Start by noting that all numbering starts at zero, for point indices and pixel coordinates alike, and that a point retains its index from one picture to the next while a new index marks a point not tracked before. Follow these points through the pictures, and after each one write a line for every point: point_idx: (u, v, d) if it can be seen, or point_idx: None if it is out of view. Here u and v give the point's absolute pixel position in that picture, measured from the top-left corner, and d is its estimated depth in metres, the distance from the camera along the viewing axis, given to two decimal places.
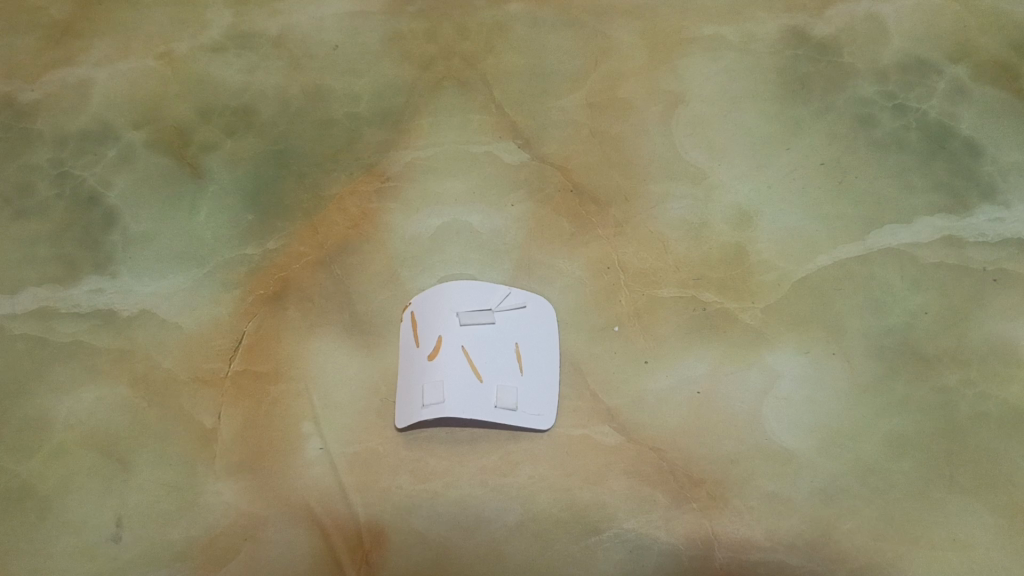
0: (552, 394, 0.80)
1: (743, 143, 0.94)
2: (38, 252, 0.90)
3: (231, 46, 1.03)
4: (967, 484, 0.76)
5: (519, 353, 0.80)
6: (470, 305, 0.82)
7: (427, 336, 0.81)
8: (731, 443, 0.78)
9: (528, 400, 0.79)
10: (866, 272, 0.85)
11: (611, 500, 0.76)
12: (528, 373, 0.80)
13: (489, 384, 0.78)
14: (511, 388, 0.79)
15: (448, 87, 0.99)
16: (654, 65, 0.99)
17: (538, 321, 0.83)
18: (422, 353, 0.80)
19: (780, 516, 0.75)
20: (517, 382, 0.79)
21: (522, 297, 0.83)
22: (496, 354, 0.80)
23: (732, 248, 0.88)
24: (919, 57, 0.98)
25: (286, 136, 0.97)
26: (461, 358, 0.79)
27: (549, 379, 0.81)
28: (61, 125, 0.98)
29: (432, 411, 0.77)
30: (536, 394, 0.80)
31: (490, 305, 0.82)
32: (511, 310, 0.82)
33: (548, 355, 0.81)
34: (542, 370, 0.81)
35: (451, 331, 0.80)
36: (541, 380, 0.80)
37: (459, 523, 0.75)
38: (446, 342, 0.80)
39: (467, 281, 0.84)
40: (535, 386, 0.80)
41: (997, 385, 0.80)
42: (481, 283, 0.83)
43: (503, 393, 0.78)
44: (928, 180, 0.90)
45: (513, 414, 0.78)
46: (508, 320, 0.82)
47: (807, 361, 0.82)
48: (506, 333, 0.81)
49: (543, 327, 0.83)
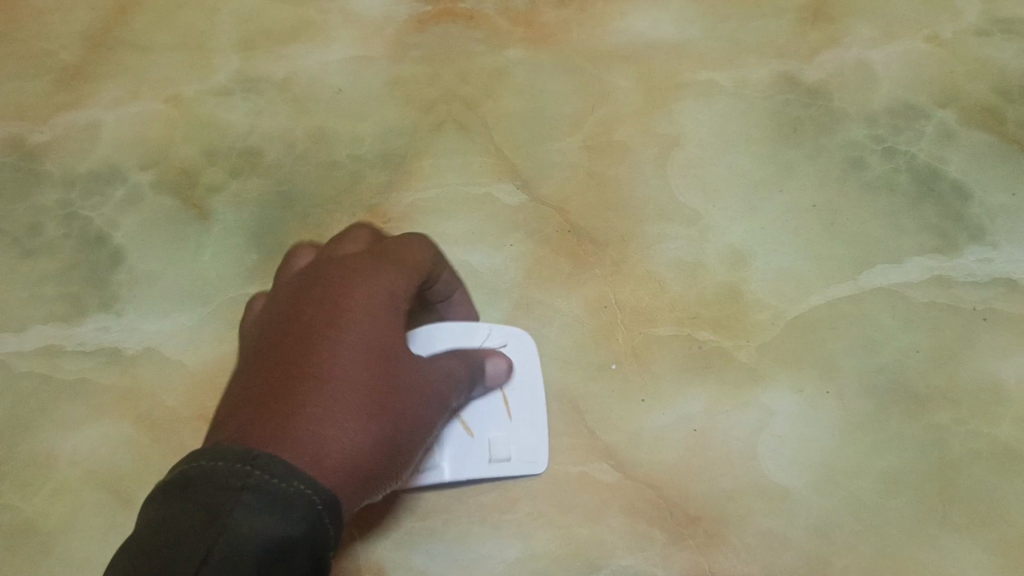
0: (541, 436, 0.82)
1: (736, 186, 0.95)
2: (45, 290, 0.93)
3: (238, 90, 1.03)
4: (959, 519, 0.79)
5: (507, 399, 0.81)
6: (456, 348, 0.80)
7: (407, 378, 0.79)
8: (728, 479, 0.81)
9: (518, 446, 0.81)
10: (857, 312, 0.87)
11: (609, 537, 0.79)
12: (517, 416, 0.81)
13: (482, 441, 0.80)
14: (502, 437, 0.80)
15: (448, 130, 0.99)
16: (650, 109, 0.99)
17: (521, 355, 0.83)
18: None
19: (777, 553, 0.78)
20: (506, 429, 0.81)
21: (502, 335, 0.83)
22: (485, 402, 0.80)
23: (727, 288, 0.89)
24: (906, 102, 0.97)
25: (290, 179, 0.98)
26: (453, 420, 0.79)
27: (536, 420, 0.82)
28: (69, 166, 1.00)
29: (431, 476, 0.78)
30: (527, 438, 0.81)
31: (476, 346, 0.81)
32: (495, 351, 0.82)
33: (532, 393, 0.82)
34: (532, 410, 0.82)
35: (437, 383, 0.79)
36: (530, 422, 0.82)
37: (460, 560, 0.79)
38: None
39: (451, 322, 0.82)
40: (525, 431, 0.81)
41: (988, 422, 0.82)
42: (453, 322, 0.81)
43: (498, 449, 0.80)
44: (917, 222, 0.91)
45: (508, 468, 0.80)
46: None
47: (800, 399, 0.84)
48: None
49: (526, 362, 0.83)
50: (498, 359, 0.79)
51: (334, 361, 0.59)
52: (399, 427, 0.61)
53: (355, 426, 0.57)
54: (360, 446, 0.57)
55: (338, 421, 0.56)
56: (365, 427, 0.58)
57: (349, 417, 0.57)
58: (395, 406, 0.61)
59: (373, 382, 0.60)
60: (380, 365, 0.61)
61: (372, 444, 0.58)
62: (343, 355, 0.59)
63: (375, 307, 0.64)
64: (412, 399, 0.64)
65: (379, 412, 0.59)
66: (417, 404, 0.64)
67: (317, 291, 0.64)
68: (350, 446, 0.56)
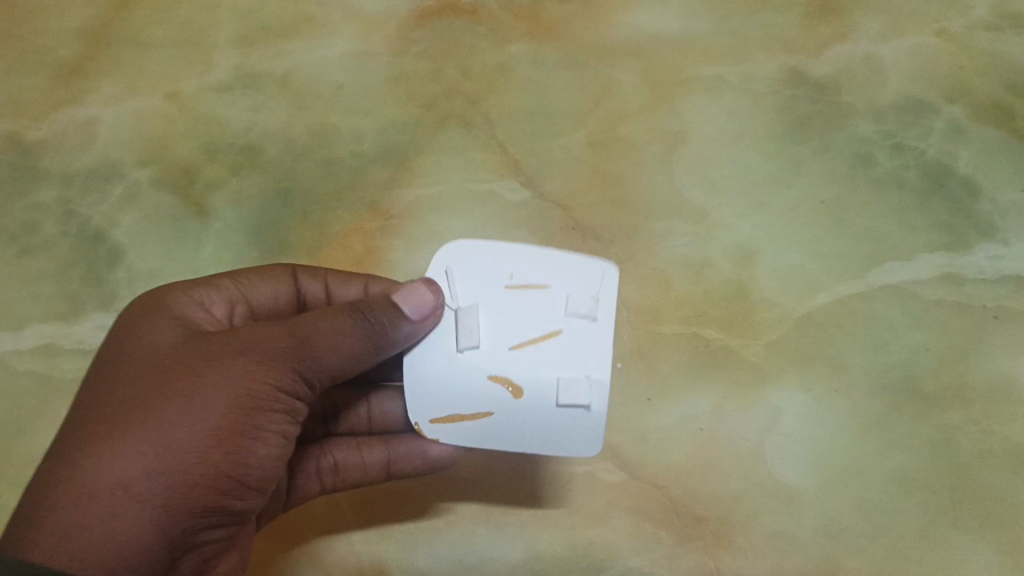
0: (550, 274, 0.73)
1: (743, 182, 0.93)
2: (43, 288, 0.92)
3: (238, 86, 1.02)
4: (969, 520, 0.77)
5: (543, 329, 0.71)
6: (457, 330, 0.71)
7: (426, 398, 0.70)
8: (736, 480, 0.79)
9: (555, 297, 0.72)
10: (866, 310, 0.86)
11: (613, 537, 0.79)
12: (529, 292, 0.72)
13: (548, 395, 0.69)
14: (544, 313, 0.72)
15: (450, 126, 0.98)
16: (655, 105, 0.97)
17: (532, 269, 0.73)
18: (448, 426, 0.70)
19: (784, 555, 0.77)
20: (537, 307, 0.72)
21: (443, 266, 0.73)
22: (522, 354, 0.70)
23: (733, 285, 0.88)
24: (915, 97, 0.96)
25: (290, 175, 0.97)
26: (505, 400, 0.70)
27: (531, 270, 0.73)
28: (67, 163, 0.99)
29: (592, 386, 0.69)
30: (592, 344, 0.70)
31: (477, 303, 0.72)
32: (465, 289, 0.73)
33: (506, 265, 0.73)
34: (581, 310, 0.71)
35: (461, 384, 0.70)
36: (537, 279, 0.73)
37: (462, 561, 0.79)
38: (470, 400, 0.70)
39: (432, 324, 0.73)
40: (584, 342, 0.71)
41: (999, 422, 0.81)
42: (445, 280, 0.73)
43: (572, 391, 0.69)
44: (926, 218, 0.90)
45: (598, 395, 0.69)
46: (505, 302, 0.72)
47: (809, 398, 0.82)
48: (492, 300, 0.72)
49: (544, 271, 0.73)
50: (403, 301, 0.69)
51: (129, 408, 0.60)
52: (210, 450, 0.60)
53: (133, 470, 0.57)
54: (145, 491, 0.57)
55: (114, 472, 0.57)
56: (145, 469, 0.57)
57: (132, 467, 0.57)
58: (200, 432, 0.59)
59: (172, 416, 0.59)
60: (175, 395, 0.60)
61: (162, 485, 0.57)
62: (139, 399, 0.60)
63: (130, 338, 0.66)
64: (233, 412, 0.61)
65: (178, 448, 0.58)
66: (242, 412, 0.61)
67: (122, 348, 0.65)
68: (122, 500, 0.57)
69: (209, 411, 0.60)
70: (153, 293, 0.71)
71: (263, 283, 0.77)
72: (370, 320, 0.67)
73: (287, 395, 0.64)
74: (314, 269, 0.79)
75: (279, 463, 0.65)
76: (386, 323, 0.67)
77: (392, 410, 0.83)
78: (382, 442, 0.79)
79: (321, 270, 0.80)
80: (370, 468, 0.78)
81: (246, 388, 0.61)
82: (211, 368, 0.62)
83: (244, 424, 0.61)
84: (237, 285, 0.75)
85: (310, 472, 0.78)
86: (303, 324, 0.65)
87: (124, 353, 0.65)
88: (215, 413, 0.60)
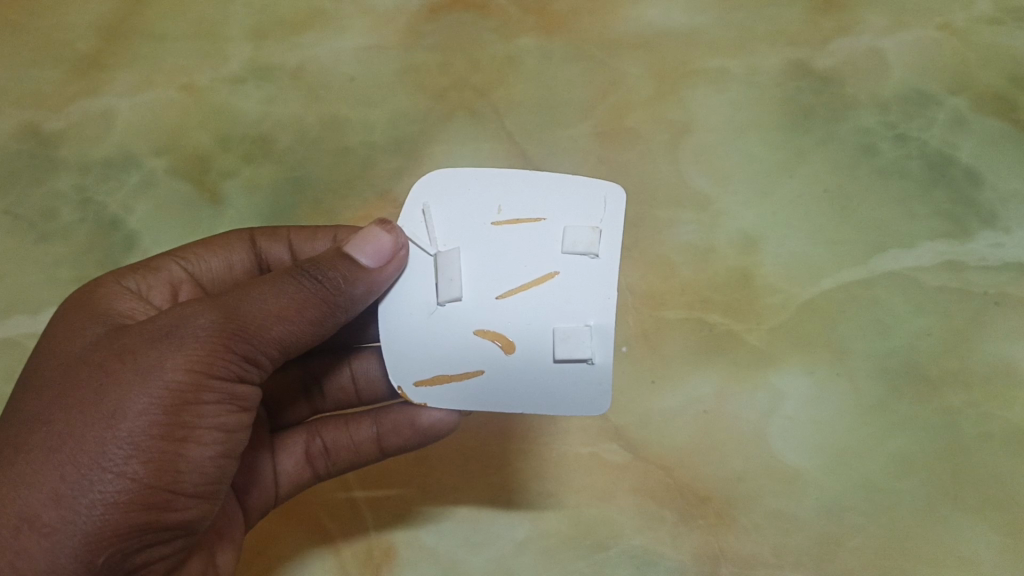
0: (543, 204, 0.67)
1: (747, 172, 0.94)
2: (60, 273, 0.95)
3: (252, 78, 1.04)
4: (970, 501, 0.78)
5: (536, 272, 0.65)
6: (437, 277, 0.65)
7: (406, 359, 0.65)
8: (740, 460, 0.81)
9: (547, 231, 0.66)
10: (868, 296, 0.87)
11: (617, 516, 0.80)
12: (518, 228, 0.66)
13: (544, 350, 0.63)
14: (535, 250, 0.65)
15: (459, 117, 1.00)
16: (661, 96, 0.99)
17: (523, 201, 0.67)
18: (435, 389, 0.65)
19: (787, 535, 0.78)
20: (525, 244, 0.66)
21: (420, 202, 0.68)
22: (511, 302, 0.64)
23: (737, 273, 0.89)
24: (918, 89, 0.97)
25: (302, 165, 0.99)
26: (495, 356, 0.64)
27: (519, 200, 0.67)
28: (84, 152, 1.01)
29: (590, 331, 0.63)
30: (594, 285, 0.64)
31: (459, 245, 0.66)
32: (444, 226, 0.67)
33: (489, 197, 0.67)
34: (580, 246, 0.64)
35: (442, 340, 0.64)
36: (524, 212, 0.67)
37: (470, 539, 0.81)
38: (456, 357, 0.64)
39: (407, 272, 0.66)
40: (583, 284, 0.64)
41: (1000, 406, 0.82)
42: (423, 221, 0.67)
43: (571, 343, 0.62)
44: (928, 206, 0.91)
45: (601, 346, 0.63)
46: (493, 240, 0.66)
47: (810, 381, 0.84)
48: (476, 237, 0.66)
49: (539, 203, 0.67)
50: (358, 250, 0.62)
51: (39, 424, 0.56)
52: (128, 460, 0.55)
53: (42, 496, 0.53)
54: (59, 518, 0.53)
55: (24, 501, 0.53)
56: (57, 493, 0.53)
57: (42, 492, 0.53)
58: (115, 443, 0.54)
59: (82, 427, 0.55)
60: (87, 404, 0.55)
61: (78, 509, 0.53)
62: (49, 412, 0.56)
63: (51, 342, 0.62)
64: (150, 414, 0.55)
65: (92, 464, 0.54)
66: (167, 412, 0.56)
67: (45, 353, 0.62)
68: (33, 533, 0.53)
69: (122, 416, 0.55)
70: (85, 287, 0.69)
71: (215, 257, 0.77)
72: (318, 278, 0.62)
73: (215, 384, 0.58)
74: (272, 232, 0.79)
75: (230, 459, 0.61)
76: (338, 279, 0.62)
77: (375, 377, 0.79)
78: (368, 417, 0.76)
79: (282, 231, 0.79)
80: (361, 447, 0.76)
81: (164, 384, 0.56)
82: (119, 369, 0.56)
83: (174, 425, 0.56)
84: (184, 265, 0.75)
85: (300, 454, 0.77)
86: (232, 300, 0.60)
87: (44, 360, 0.61)
88: (128, 420, 0.55)
